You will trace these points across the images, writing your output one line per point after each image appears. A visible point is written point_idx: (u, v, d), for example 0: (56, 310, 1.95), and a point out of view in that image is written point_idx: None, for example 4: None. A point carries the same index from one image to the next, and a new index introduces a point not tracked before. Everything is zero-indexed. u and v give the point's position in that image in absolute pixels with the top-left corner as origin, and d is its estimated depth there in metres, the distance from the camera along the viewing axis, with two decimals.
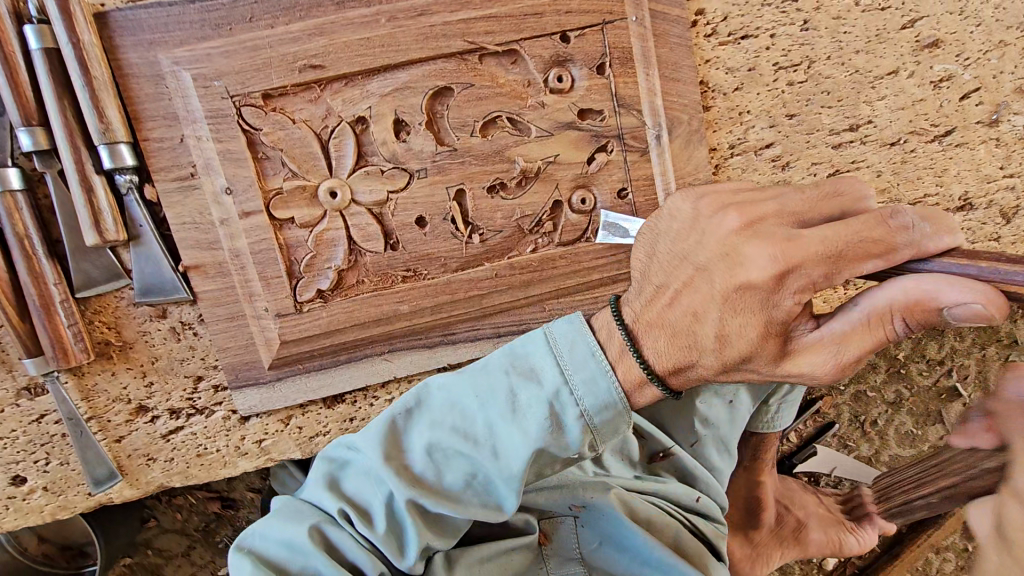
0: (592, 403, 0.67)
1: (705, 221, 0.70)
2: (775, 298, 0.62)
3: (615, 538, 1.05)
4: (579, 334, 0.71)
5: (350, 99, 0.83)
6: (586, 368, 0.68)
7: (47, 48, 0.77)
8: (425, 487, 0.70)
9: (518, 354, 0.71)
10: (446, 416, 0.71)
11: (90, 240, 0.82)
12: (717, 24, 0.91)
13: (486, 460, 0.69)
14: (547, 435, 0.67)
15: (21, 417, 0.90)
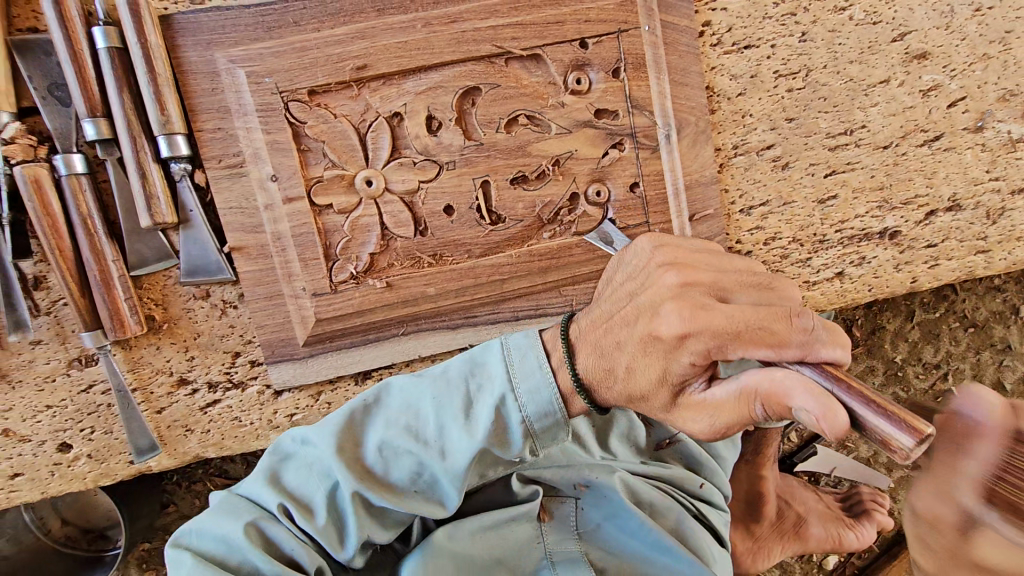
0: (533, 411, 0.67)
1: (648, 274, 0.66)
2: (674, 356, 0.59)
3: (617, 522, 1.06)
4: (529, 346, 0.70)
5: (386, 97, 0.92)
6: (531, 376, 0.67)
7: (113, 46, 0.85)
8: (370, 483, 0.70)
9: (472, 362, 0.70)
10: (396, 419, 0.70)
11: (145, 223, 0.89)
12: (722, 34, 1.00)
13: (431, 460, 0.69)
14: (489, 438, 0.67)
15: (71, 387, 0.97)
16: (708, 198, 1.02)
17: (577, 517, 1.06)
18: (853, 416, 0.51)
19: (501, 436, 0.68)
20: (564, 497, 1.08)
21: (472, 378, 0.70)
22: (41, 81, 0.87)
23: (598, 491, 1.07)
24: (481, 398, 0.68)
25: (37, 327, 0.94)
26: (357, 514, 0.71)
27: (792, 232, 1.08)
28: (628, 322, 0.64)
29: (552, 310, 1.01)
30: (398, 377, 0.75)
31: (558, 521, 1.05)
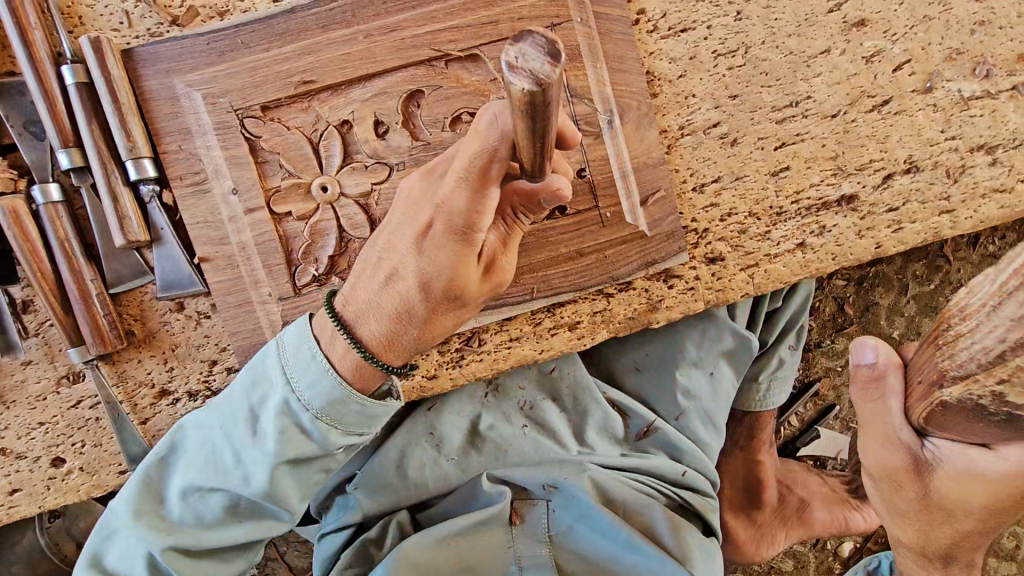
0: (318, 404, 0.81)
1: (416, 195, 0.77)
2: (436, 223, 0.73)
3: (586, 522, 1.22)
4: (303, 342, 0.82)
5: (335, 107, 0.97)
6: (308, 377, 0.81)
7: (80, 82, 0.92)
8: (176, 532, 0.85)
9: (247, 381, 0.84)
10: (189, 468, 0.85)
11: (120, 242, 0.95)
12: (658, 21, 1.03)
13: (234, 490, 0.84)
14: (281, 453, 0.82)
15: (62, 403, 1.03)
16: (657, 179, 1.04)
17: (549, 519, 1.22)
18: (510, 146, 0.66)
19: (302, 443, 0.83)
20: (536, 500, 1.24)
21: (253, 396, 0.84)
22: (18, 119, 0.94)
23: (568, 493, 1.22)
24: (264, 412, 0.83)
25: (27, 347, 1.01)
26: (182, 564, 0.85)
27: (748, 206, 1.09)
28: (398, 248, 0.77)
29: (513, 299, 1.04)
30: (188, 420, 0.88)
31: (530, 523, 1.22)
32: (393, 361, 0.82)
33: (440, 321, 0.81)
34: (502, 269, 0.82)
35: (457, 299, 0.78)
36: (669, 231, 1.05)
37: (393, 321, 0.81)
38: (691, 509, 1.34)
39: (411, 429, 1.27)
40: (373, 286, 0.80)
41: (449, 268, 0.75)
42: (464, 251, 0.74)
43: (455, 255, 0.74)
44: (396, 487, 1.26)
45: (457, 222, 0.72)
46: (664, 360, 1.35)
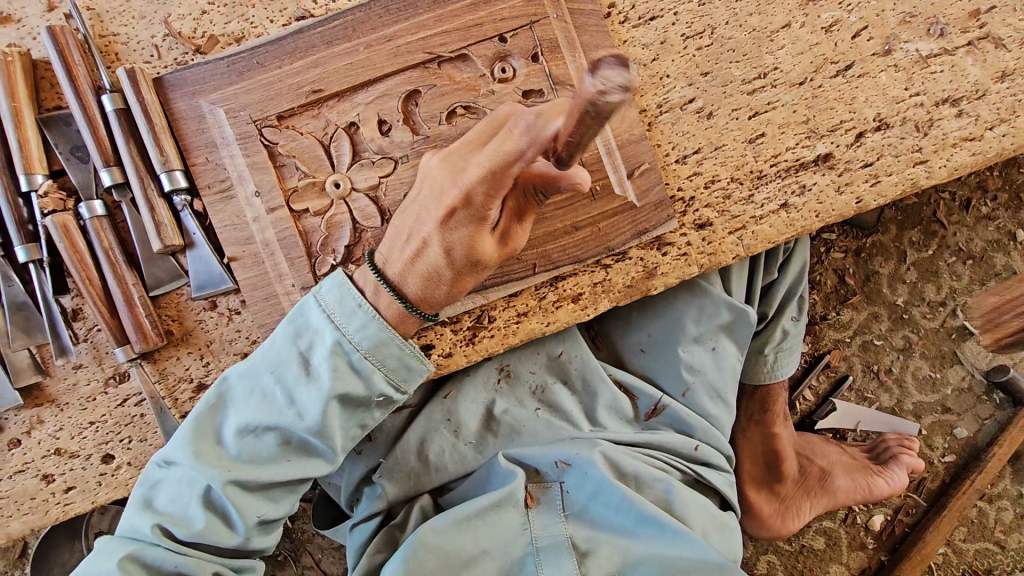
0: (366, 345, 0.92)
1: (439, 173, 0.85)
2: (461, 208, 0.83)
3: (600, 500, 1.23)
4: (345, 292, 0.93)
5: (343, 111, 1.07)
6: (357, 320, 0.92)
7: (119, 107, 1.04)
8: (233, 467, 0.92)
9: (295, 329, 0.94)
10: (243, 410, 0.93)
11: (158, 246, 1.05)
12: (628, 12, 1.13)
13: (287, 428, 0.93)
14: (334, 389, 0.91)
15: (110, 402, 1.12)
16: (641, 153, 1.12)
17: (564, 500, 1.25)
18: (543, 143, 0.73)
19: (352, 382, 0.93)
20: (549, 483, 1.27)
21: (301, 343, 0.93)
22: (66, 146, 1.06)
23: (581, 470, 1.25)
24: (315, 355, 0.93)
25: (79, 351, 1.11)
26: (238, 497, 0.93)
27: (729, 172, 1.16)
28: (426, 219, 0.88)
29: (516, 274, 1.12)
30: (233, 370, 0.96)
31: (544, 504, 1.24)
32: (428, 310, 0.98)
33: (467, 278, 0.94)
34: (516, 236, 0.94)
35: (476, 265, 0.91)
36: (657, 201, 1.13)
37: (426, 288, 0.94)
38: (706, 484, 1.38)
39: (429, 416, 1.32)
40: (407, 253, 0.93)
41: (469, 243, 0.87)
42: (479, 230, 0.86)
43: (471, 232, 0.86)
44: (419, 473, 1.31)
45: (476, 208, 0.83)
46: (667, 337, 1.39)
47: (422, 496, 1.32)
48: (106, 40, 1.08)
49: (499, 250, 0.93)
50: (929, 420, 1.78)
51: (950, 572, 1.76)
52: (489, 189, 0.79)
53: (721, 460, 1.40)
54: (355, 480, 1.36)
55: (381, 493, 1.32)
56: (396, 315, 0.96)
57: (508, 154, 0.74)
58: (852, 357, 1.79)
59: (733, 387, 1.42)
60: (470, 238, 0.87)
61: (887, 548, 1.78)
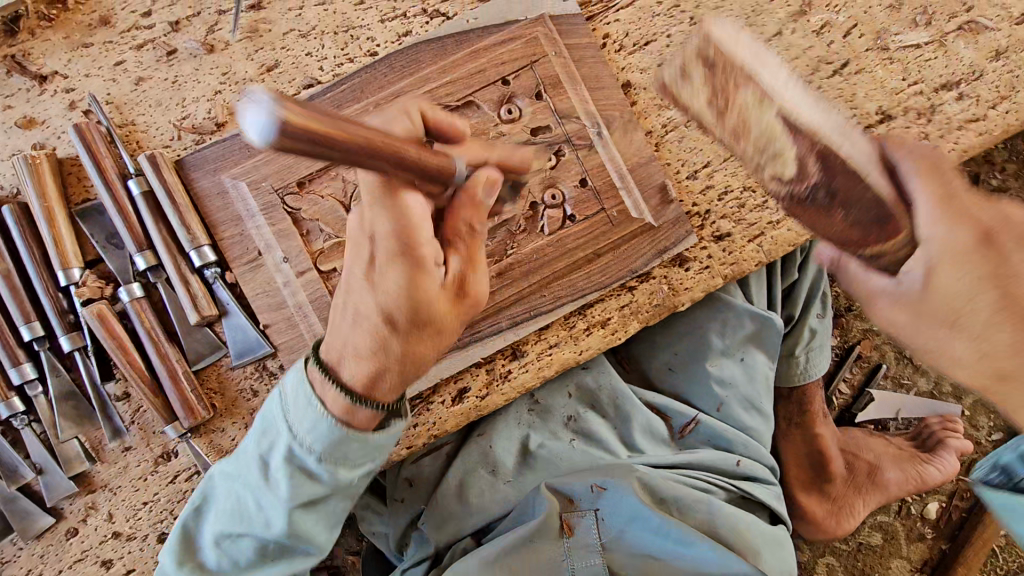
0: (317, 449, 0.85)
1: (359, 236, 0.80)
2: (405, 240, 0.76)
3: (639, 524, 1.20)
4: (295, 392, 0.86)
5: (359, 170, 1.10)
6: (302, 424, 0.85)
7: (144, 191, 1.07)
8: (221, 570, 0.96)
9: (259, 430, 0.91)
10: (218, 518, 0.95)
11: (194, 319, 1.07)
12: (622, 40, 1.17)
13: (261, 534, 0.93)
14: (291, 499, 0.88)
15: (161, 481, 1.14)
16: (652, 174, 1.14)
17: (600, 528, 1.21)
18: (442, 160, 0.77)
19: (312, 488, 0.89)
20: (584, 511, 1.22)
21: (265, 443, 0.90)
22: (101, 234, 1.09)
23: (616, 495, 1.22)
24: (273, 460, 0.89)
25: (131, 430, 1.13)
26: None
27: (741, 182, 1.18)
28: (356, 295, 0.81)
29: (544, 306, 1.13)
30: (216, 470, 0.98)
31: (582, 534, 1.20)
32: (392, 402, 0.86)
33: (424, 343, 0.82)
34: (473, 289, 0.83)
35: (427, 326, 0.80)
36: (674, 219, 1.15)
37: (370, 352, 0.81)
38: (751, 499, 1.35)
39: (467, 457, 1.33)
40: (346, 337, 0.83)
41: (404, 285, 0.76)
42: (418, 271, 0.77)
43: (407, 273, 0.77)
44: (463, 515, 1.31)
45: (404, 245, 0.77)
46: (694, 352, 1.39)
47: (465, 540, 1.28)
48: (128, 129, 1.12)
49: (453, 307, 0.82)
50: (970, 400, 1.76)
51: (1016, 554, 1.72)
52: (397, 220, 0.75)
53: (764, 473, 1.39)
54: (402, 526, 1.37)
55: (427, 538, 1.30)
56: (345, 407, 0.83)
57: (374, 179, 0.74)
58: (884, 346, 1.78)
59: (767, 395, 1.41)
60: (421, 272, 0.78)
61: (947, 536, 1.74)
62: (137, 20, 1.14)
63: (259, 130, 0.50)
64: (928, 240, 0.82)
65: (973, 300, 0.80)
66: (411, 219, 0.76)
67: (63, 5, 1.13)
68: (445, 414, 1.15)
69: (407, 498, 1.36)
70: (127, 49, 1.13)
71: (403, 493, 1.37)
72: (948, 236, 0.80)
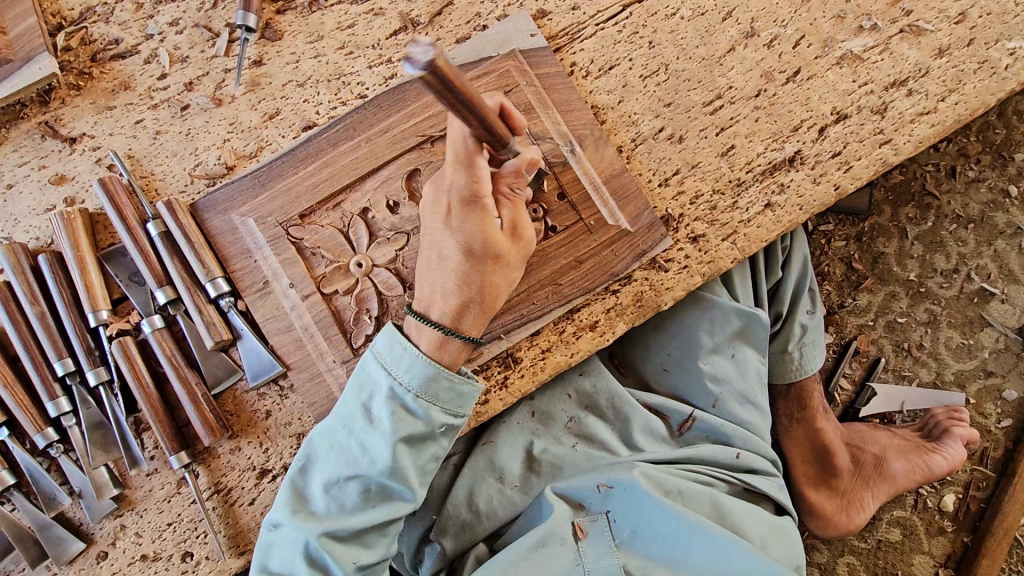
0: (416, 385, 1.02)
1: (434, 203, 1.04)
2: (471, 186, 0.99)
3: (648, 521, 1.26)
4: (392, 341, 1.04)
5: (355, 200, 1.21)
6: (404, 362, 1.02)
7: (163, 232, 1.18)
8: (327, 520, 1.04)
9: (359, 382, 1.06)
10: (326, 466, 1.06)
11: (211, 344, 1.16)
12: (588, 67, 1.28)
13: (366, 474, 1.04)
14: (396, 431, 1.02)
15: (183, 502, 1.21)
16: (626, 184, 1.23)
17: (612, 528, 1.27)
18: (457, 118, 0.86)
19: (411, 422, 1.03)
20: (595, 514, 1.29)
21: (364, 394, 1.05)
22: (124, 274, 1.20)
23: (623, 493, 1.28)
24: (374, 404, 1.04)
25: (149, 459, 1.21)
26: (334, 548, 1.03)
27: (710, 186, 1.26)
28: (438, 246, 1.03)
29: (533, 313, 1.20)
30: (313, 433, 1.09)
31: (593, 534, 1.27)
32: (472, 333, 1.06)
33: (495, 276, 1.03)
34: (527, 233, 1.06)
35: (496, 257, 1.02)
36: (649, 224, 1.22)
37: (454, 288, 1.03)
38: (754, 491, 1.39)
39: (472, 466, 1.36)
40: (431, 278, 1.04)
41: (479, 230, 1.00)
42: (486, 217, 1.00)
43: (480, 219, 1.00)
44: (473, 523, 1.34)
45: (465, 193, 0.99)
46: (686, 352, 1.43)
47: (478, 546, 1.34)
48: (147, 179, 1.25)
49: (512, 243, 1.04)
50: (974, 388, 1.76)
51: None
52: (468, 177, 0.98)
53: (766, 465, 1.42)
54: (415, 541, 1.39)
55: (441, 550, 1.34)
56: (437, 343, 1.04)
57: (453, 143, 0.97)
58: (880, 340, 1.80)
59: (762, 389, 1.45)
60: (489, 216, 1.00)
61: (968, 529, 1.72)
62: (153, 83, 1.28)
63: (413, 67, 0.69)
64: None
65: None
66: (476, 179, 0.99)
67: (88, 75, 1.28)
68: None
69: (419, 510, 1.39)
70: (145, 109, 1.27)
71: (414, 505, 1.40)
72: None
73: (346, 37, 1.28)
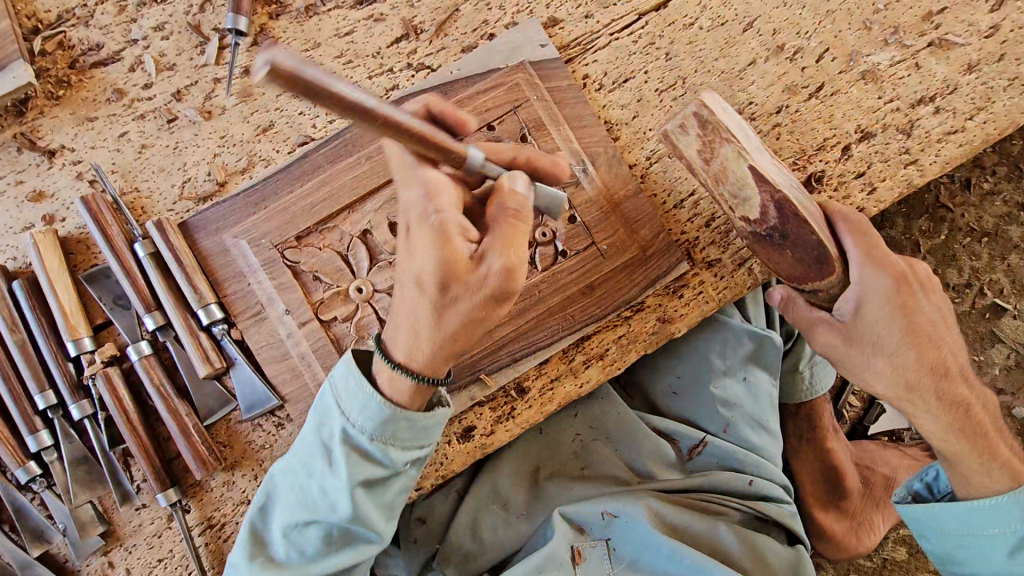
0: (372, 427, 0.94)
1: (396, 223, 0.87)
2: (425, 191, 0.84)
3: (651, 552, 1.22)
4: (345, 378, 0.95)
5: (355, 221, 1.14)
6: (358, 404, 0.94)
7: (151, 253, 1.11)
8: (286, 565, 0.99)
9: (314, 421, 0.98)
10: (286, 508, 1.00)
11: (203, 372, 1.10)
12: (602, 79, 1.21)
13: (326, 519, 0.98)
14: (355, 476, 0.95)
15: (174, 538, 1.15)
16: (640, 206, 1.17)
17: (612, 556, 1.24)
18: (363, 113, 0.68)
19: (371, 463, 0.96)
20: (596, 541, 1.25)
21: (320, 434, 0.98)
22: (108, 297, 1.13)
23: (628, 523, 1.24)
24: (332, 444, 0.97)
25: (138, 493, 1.15)
26: None
27: (728, 207, 1.20)
28: (404, 261, 0.86)
29: (543, 341, 1.15)
30: (274, 469, 1.03)
31: (592, 562, 1.23)
32: (426, 373, 0.90)
33: (452, 314, 0.85)
34: (498, 256, 0.82)
35: (452, 289, 0.82)
36: (664, 248, 1.17)
37: (413, 323, 0.87)
38: (766, 519, 1.34)
39: (476, 493, 1.32)
40: (398, 317, 0.90)
41: (431, 255, 0.82)
42: (443, 242, 0.82)
43: (434, 242, 0.82)
44: (477, 554, 1.30)
45: (423, 208, 0.83)
46: (696, 375, 1.38)
47: None
48: (133, 196, 1.17)
49: (476, 270, 0.83)
50: None
51: None
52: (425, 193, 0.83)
53: (779, 492, 1.36)
54: (416, 568, 1.32)
55: None
56: (407, 387, 0.92)
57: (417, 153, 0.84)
58: None
59: (773, 413, 1.41)
60: (446, 227, 0.82)
61: None
62: (138, 92, 1.19)
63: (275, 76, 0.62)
64: (856, 283, 1.00)
65: (891, 330, 0.99)
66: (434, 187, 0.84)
67: (67, 83, 1.19)
68: (451, 454, 1.16)
69: (420, 539, 1.34)
70: (129, 120, 1.19)
71: (416, 533, 1.34)
72: (875, 282, 0.99)
73: (345, 45, 1.20)
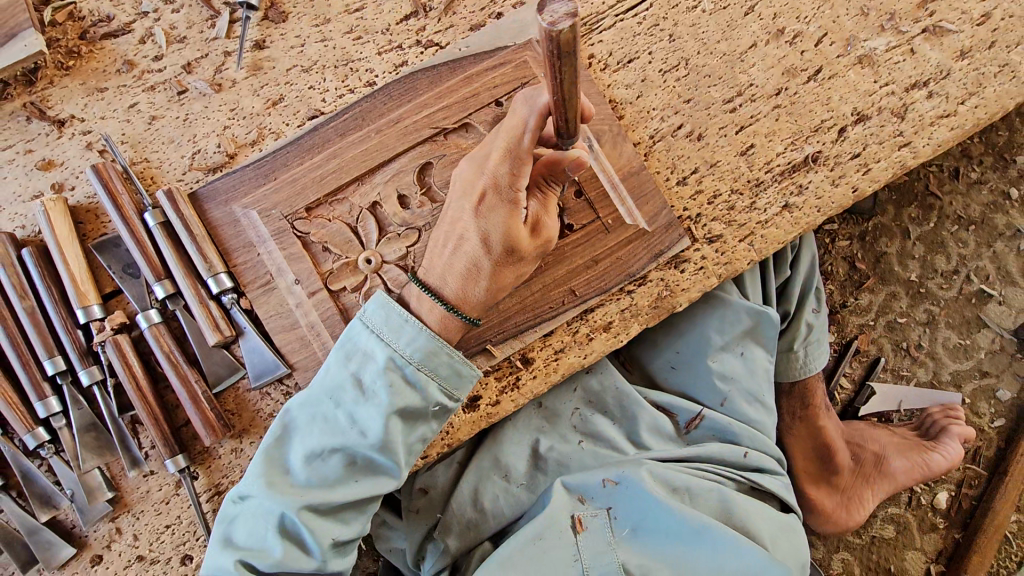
0: (415, 357, 1.00)
1: (459, 183, 1.03)
2: (507, 170, 0.98)
3: (651, 518, 1.23)
4: (389, 311, 1.01)
5: (364, 193, 1.16)
6: (404, 334, 1.00)
7: (160, 222, 1.12)
8: (306, 492, 0.98)
9: (350, 352, 1.01)
10: (310, 436, 1.00)
11: (213, 339, 1.11)
12: (607, 59, 1.24)
13: (354, 447, 0.99)
14: (392, 403, 0.98)
15: (181, 504, 1.16)
16: (644, 182, 1.20)
17: (613, 524, 1.25)
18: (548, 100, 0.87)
19: (408, 395, 1.00)
20: (596, 509, 1.26)
21: (356, 364, 1.01)
22: (117, 265, 1.14)
23: (629, 491, 1.26)
24: (368, 374, 1.00)
25: (147, 459, 1.17)
26: (312, 522, 0.98)
27: (728, 185, 1.24)
28: (464, 213, 1.00)
29: (547, 313, 1.18)
30: (293, 402, 1.03)
31: (593, 530, 1.24)
32: (471, 313, 1.04)
33: (505, 271, 1.02)
34: (549, 230, 1.04)
35: (513, 254, 1.00)
36: (666, 224, 1.20)
37: (464, 271, 1.01)
38: (762, 489, 1.38)
39: (479, 465, 1.35)
40: (446, 255, 1.02)
41: (504, 224, 0.97)
42: (512, 213, 0.98)
43: (506, 214, 0.97)
44: (478, 525, 1.32)
45: (503, 184, 0.97)
46: (696, 352, 1.42)
47: (483, 545, 1.32)
48: (143, 166, 1.18)
49: (531, 239, 1.02)
50: (970, 387, 1.78)
51: None
52: (512, 165, 0.96)
53: (772, 464, 1.41)
54: (418, 540, 1.36)
55: (444, 550, 1.32)
56: (440, 319, 1.02)
57: (516, 127, 0.96)
58: (881, 339, 1.82)
59: (769, 389, 1.43)
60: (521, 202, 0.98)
61: (959, 525, 1.75)
62: (149, 63, 1.21)
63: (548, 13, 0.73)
64: None
65: None
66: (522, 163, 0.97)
67: (78, 53, 1.20)
68: (457, 423, 1.19)
69: (422, 510, 1.37)
70: (140, 91, 1.20)
71: (418, 504, 1.37)
72: None
73: (355, 21, 1.22)
